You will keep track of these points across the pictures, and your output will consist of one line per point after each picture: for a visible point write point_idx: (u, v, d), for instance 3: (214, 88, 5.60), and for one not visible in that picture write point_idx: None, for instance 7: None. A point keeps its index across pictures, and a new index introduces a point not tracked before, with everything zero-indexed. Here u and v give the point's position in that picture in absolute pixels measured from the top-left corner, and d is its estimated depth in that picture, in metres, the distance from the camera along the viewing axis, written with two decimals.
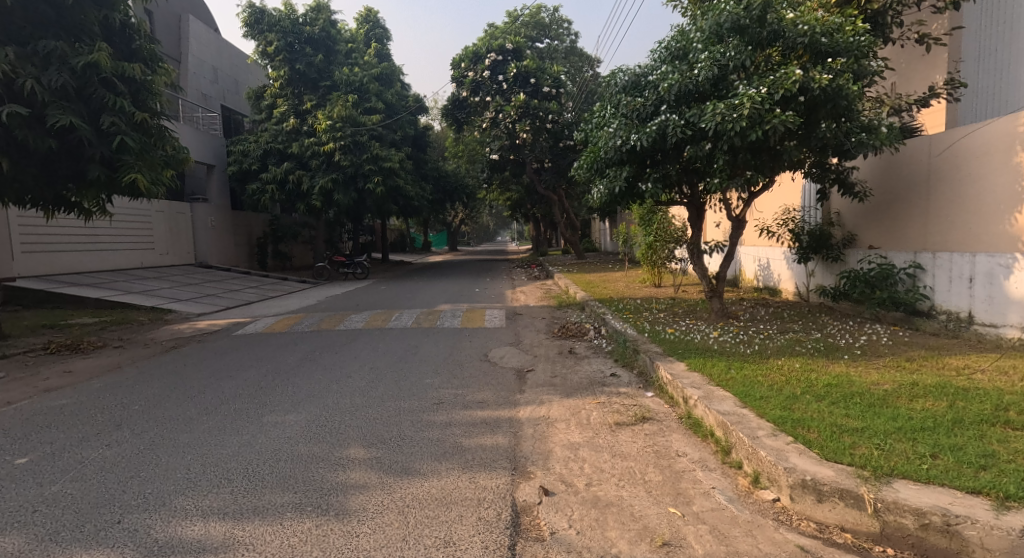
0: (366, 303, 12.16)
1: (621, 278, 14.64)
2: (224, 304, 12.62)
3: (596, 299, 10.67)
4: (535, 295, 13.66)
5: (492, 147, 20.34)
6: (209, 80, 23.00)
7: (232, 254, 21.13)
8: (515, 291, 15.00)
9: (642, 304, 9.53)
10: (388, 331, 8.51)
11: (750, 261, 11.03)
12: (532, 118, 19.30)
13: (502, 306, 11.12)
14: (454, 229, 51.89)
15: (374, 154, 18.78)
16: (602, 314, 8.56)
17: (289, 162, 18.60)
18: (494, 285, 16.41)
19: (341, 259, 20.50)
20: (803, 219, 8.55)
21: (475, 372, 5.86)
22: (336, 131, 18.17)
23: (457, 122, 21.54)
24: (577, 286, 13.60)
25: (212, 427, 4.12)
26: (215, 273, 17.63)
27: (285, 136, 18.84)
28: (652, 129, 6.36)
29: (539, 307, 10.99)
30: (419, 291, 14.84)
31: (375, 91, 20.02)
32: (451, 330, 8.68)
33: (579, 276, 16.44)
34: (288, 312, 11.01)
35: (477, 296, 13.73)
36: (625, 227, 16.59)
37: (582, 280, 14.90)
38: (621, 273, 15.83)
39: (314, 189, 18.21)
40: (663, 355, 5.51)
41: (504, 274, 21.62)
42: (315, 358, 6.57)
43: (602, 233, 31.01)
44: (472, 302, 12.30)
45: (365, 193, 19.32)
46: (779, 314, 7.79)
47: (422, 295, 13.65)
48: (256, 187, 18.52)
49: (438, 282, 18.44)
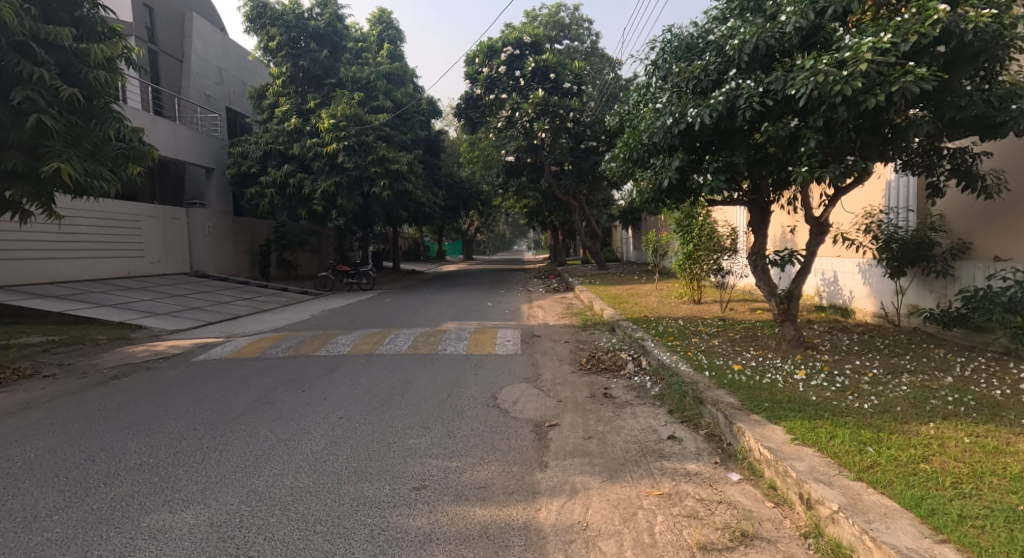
0: (363, 320, 10.67)
1: (654, 292, 13.02)
2: (206, 320, 11.22)
3: (628, 319, 9.08)
4: (556, 311, 12.07)
5: (509, 148, 18.91)
6: (213, 80, 21.84)
7: (232, 262, 19.84)
8: (533, 305, 13.43)
9: (688, 327, 7.92)
10: (378, 359, 6.97)
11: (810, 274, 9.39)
12: (552, 116, 17.82)
13: (518, 326, 9.56)
14: (469, 238, 50.60)
15: (381, 155, 17.40)
16: (640, 340, 6.98)
17: (290, 165, 17.34)
18: (510, 299, 14.90)
19: (347, 269, 19.15)
20: (893, 223, 6.92)
21: (478, 428, 4.30)
22: (340, 130, 16.87)
23: (471, 123, 19.97)
24: (604, 302, 12.02)
25: (48, 543, 2.56)
26: (209, 284, 16.37)
27: (287, 137, 17.59)
28: (718, 100, 4.82)
29: (561, 328, 9.41)
30: (426, 306, 13.43)
31: (384, 89, 18.71)
32: (454, 358, 7.14)
33: (603, 289, 14.89)
34: (272, 330, 9.54)
35: (490, 312, 12.19)
36: (655, 235, 14.98)
37: (608, 295, 13.34)
38: (650, 287, 14.21)
39: (317, 193, 16.92)
40: (742, 411, 3.91)
41: (521, 285, 20.13)
42: (275, 399, 5.06)
43: (624, 241, 29.36)
44: (484, 320, 10.74)
45: (372, 198, 17.99)
46: (871, 345, 6.13)
47: (428, 310, 12.14)
48: (255, 190, 17.24)
49: (449, 294, 17.02)
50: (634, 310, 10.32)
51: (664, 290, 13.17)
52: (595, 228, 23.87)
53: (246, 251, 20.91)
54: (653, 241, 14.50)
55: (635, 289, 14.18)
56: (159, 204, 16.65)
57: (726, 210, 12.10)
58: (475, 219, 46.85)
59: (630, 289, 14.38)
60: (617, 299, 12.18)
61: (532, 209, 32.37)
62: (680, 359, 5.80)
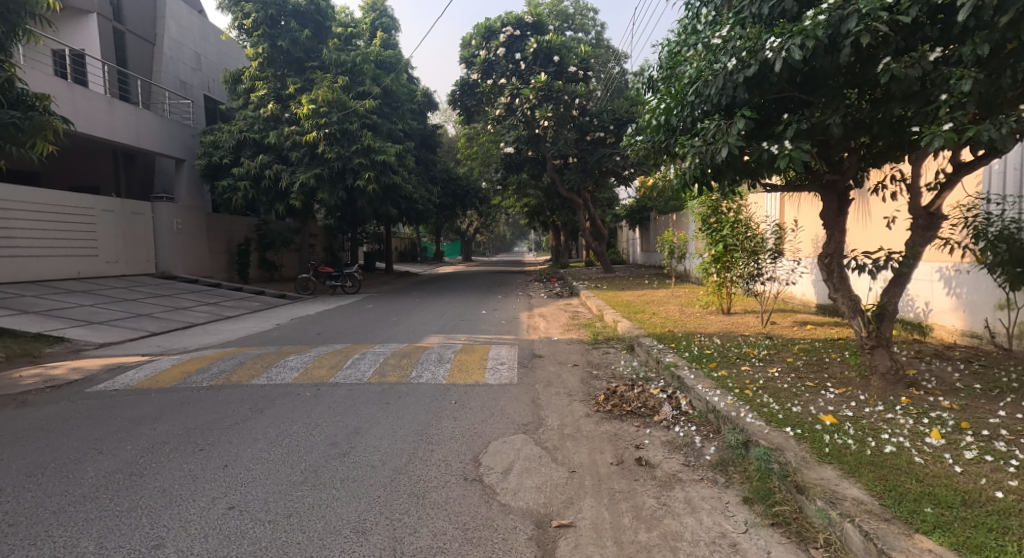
0: (333, 332, 9.06)
1: (673, 300, 11.47)
2: (150, 330, 9.63)
3: (650, 335, 7.47)
4: (561, 321, 10.46)
5: (508, 138, 17.29)
6: (189, 66, 20.26)
7: (206, 263, 18.27)
8: (533, 314, 11.80)
9: (728, 348, 6.30)
10: (332, 390, 5.33)
11: None
12: (556, 103, 16.24)
13: (515, 344, 7.95)
14: (468, 239, 49.14)
15: (366, 145, 15.81)
16: (674, 369, 5.33)
17: (266, 155, 15.76)
18: (508, 306, 13.28)
19: (330, 271, 17.52)
20: (1003, 214, 5.32)
21: (442, 535, 2.69)
22: (320, 117, 15.29)
23: (466, 110, 18.46)
24: (617, 310, 10.47)
25: None
26: (174, 287, 14.78)
27: (263, 124, 16.03)
28: (814, 22, 3.29)
29: (567, 346, 7.80)
30: (413, 313, 11.84)
31: (371, 74, 17.16)
32: (431, 388, 5.53)
33: (613, 295, 13.33)
34: (218, 345, 7.94)
35: (484, 321, 10.58)
36: (672, 235, 13.36)
37: (618, 302, 11.80)
38: (668, 294, 12.63)
39: (294, 186, 15.33)
40: (896, 531, 2.26)
41: (520, 289, 18.54)
42: (154, 465, 3.43)
43: (632, 243, 27.70)
44: (475, 333, 9.11)
45: (356, 192, 16.39)
46: (998, 382, 4.45)
47: (412, 320, 10.53)
48: (226, 183, 15.64)
49: (441, 299, 15.41)
50: (654, 322, 8.76)
51: (685, 297, 11.62)
52: (601, 228, 22.24)
53: (223, 251, 19.32)
54: (670, 241, 12.92)
55: (650, 296, 12.59)
56: (117, 198, 15.10)
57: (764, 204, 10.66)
58: (473, 218, 45.23)
59: (643, 295, 12.83)
60: (631, 308, 10.62)
61: (533, 208, 30.73)
62: (741, 403, 4.14)
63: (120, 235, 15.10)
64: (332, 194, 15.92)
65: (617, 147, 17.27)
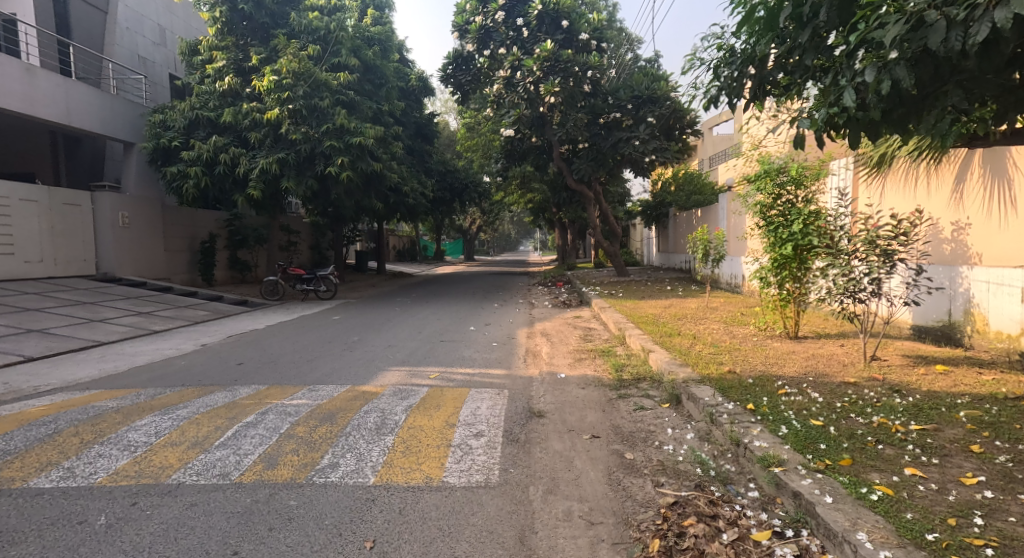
0: (261, 362, 6.71)
1: (717, 318, 9.18)
2: (24, 354, 7.29)
3: (702, 380, 5.05)
4: (569, 346, 8.07)
5: (507, 119, 14.79)
6: (151, 40, 17.98)
7: (161, 263, 16.03)
8: (534, 332, 9.41)
9: (842, 415, 3.90)
10: (156, 509, 2.91)
11: (1005, 296, 5.65)
12: (565, 75, 13.86)
13: (502, 390, 5.56)
14: (472, 237, 46.76)
15: (338, 125, 13.46)
16: (783, 478, 2.92)
17: (222, 137, 13.49)
18: (503, 318, 10.92)
19: (300, 273, 15.22)
20: None
21: None
22: (285, 91, 13.02)
23: (460, 89, 16.10)
24: (647, 329, 8.22)
25: None
26: (110, 292, 12.54)
27: (219, 100, 13.69)
28: None
29: (577, 395, 5.41)
30: (386, 329, 9.50)
31: (349, 44, 14.74)
32: (340, 495, 3.16)
33: (633, 308, 10.99)
34: (79, 384, 5.66)
35: (469, 343, 8.19)
36: (706, 232, 11.20)
37: (643, 318, 9.56)
38: (705, 310, 10.29)
39: (254, 173, 13.06)
40: None
41: (521, 295, 16.14)
42: None
43: (646, 243, 25.27)
44: (452, 365, 6.73)
45: (329, 180, 14.10)
46: None
47: (376, 342, 8.16)
48: (176, 169, 13.37)
49: (426, 308, 13.06)
50: (699, 350, 6.50)
51: (732, 315, 9.35)
52: (615, 226, 19.86)
53: (184, 250, 17.07)
54: (706, 240, 10.77)
55: (683, 311, 10.28)
56: (44, 188, 12.96)
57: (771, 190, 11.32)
58: (476, 215, 42.82)
59: (676, 309, 10.49)
60: (663, 327, 8.38)
61: (538, 204, 28.33)
62: None
63: (48, 230, 12.95)
64: (299, 183, 13.64)
65: (636, 130, 14.96)
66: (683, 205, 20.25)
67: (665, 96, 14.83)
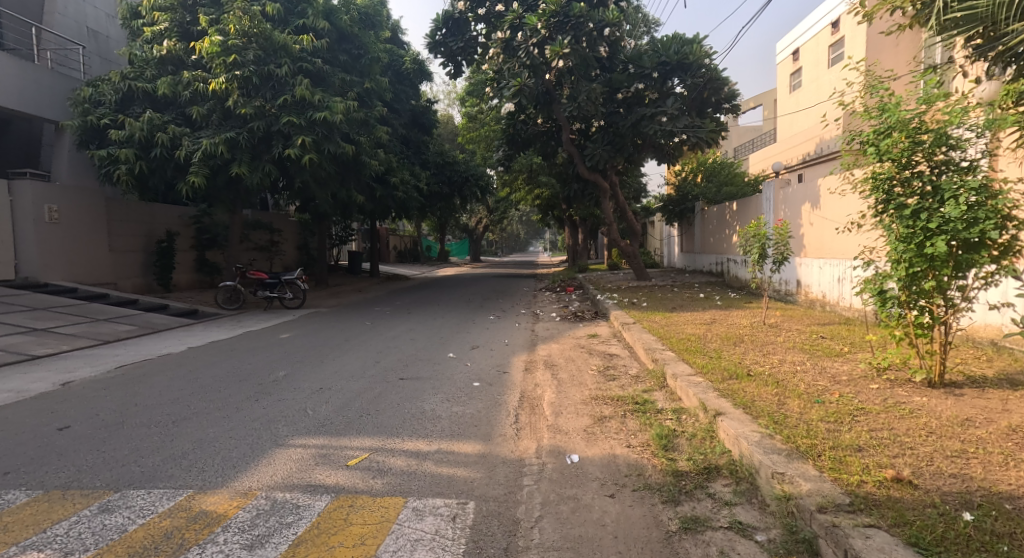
0: (99, 424, 4.26)
1: (787, 346, 6.57)
2: None
3: (860, 509, 2.53)
4: (585, 391, 5.54)
5: (506, 91, 12.39)
6: (105, 12, 15.56)
7: (104, 266, 13.71)
8: (536, 362, 6.90)
9: None
10: None
11: None
12: (576, 34, 11.58)
13: (467, 504, 3.05)
14: (478, 237, 44.42)
15: (299, 96, 11.07)
16: None
17: (159, 113, 11.10)
18: (497, 339, 8.44)
19: (261, 278, 12.80)
20: None
21: None
22: (232, 54, 10.60)
23: (452, 57, 13.67)
24: (693, 365, 5.66)
25: None
26: (16, 302, 10.18)
27: (157, 68, 11.22)
28: None
29: (601, 523, 2.87)
30: (337, 356, 7.04)
31: (319, 4, 12.45)
32: None
33: (665, 326, 8.49)
34: None
35: (439, 385, 5.70)
36: (763, 224, 8.60)
37: (681, 343, 6.97)
38: (762, 332, 7.69)
39: (196, 156, 10.65)
40: None
41: (524, 303, 13.71)
42: None
43: (666, 242, 22.81)
44: (398, 430, 4.24)
45: (291, 166, 11.71)
46: None
47: (307, 381, 5.69)
48: (104, 152, 11.00)
49: (405, 320, 10.65)
50: (798, 413, 3.95)
51: (804, 342, 6.77)
52: (634, 222, 17.33)
53: (136, 250, 14.74)
54: (763, 236, 8.23)
55: (734, 333, 7.67)
56: None
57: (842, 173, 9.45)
58: (481, 213, 40.51)
59: (725, 330, 7.95)
60: (716, 361, 5.81)
61: (545, 201, 25.94)
62: None
63: None
64: (253, 169, 11.24)
65: (661, 105, 12.59)
66: (712, 198, 18.17)
67: (699, 63, 12.34)
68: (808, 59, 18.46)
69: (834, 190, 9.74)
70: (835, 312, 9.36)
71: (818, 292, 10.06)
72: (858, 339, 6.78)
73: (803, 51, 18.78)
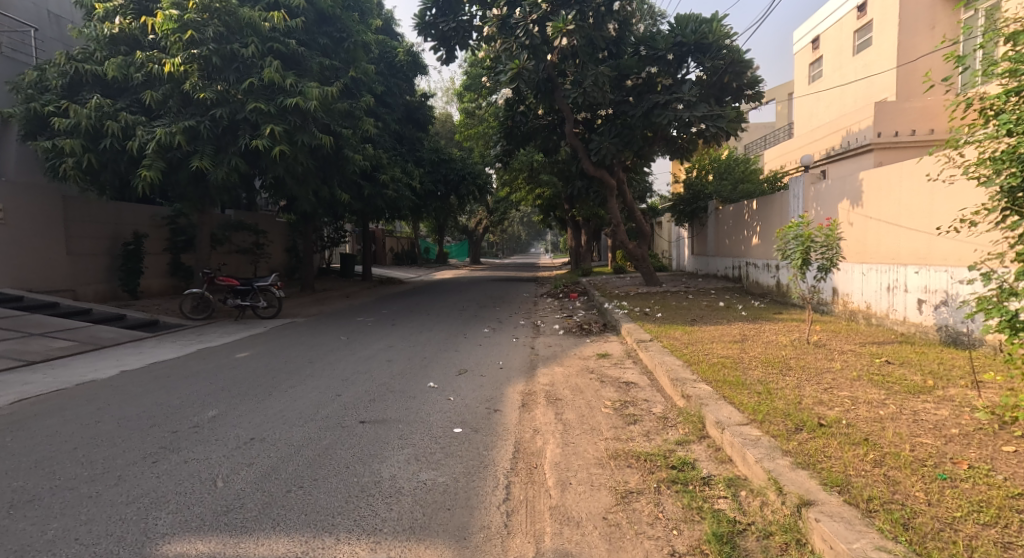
0: None
1: (850, 377, 5.23)
2: None
3: None
4: (601, 443, 4.22)
5: (503, 76, 11.14)
6: None
7: (60, 271, 12.39)
8: (536, 395, 5.59)
9: None
10: None
11: None
12: (581, 10, 10.45)
13: None
14: (477, 238, 43.21)
15: (268, 80, 9.80)
16: None
17: (110, 98, 9.78)
18: (490, 360, 7.15)
19: (231, 284, 11.49)
20: None
21: None
22: (188, 30, 9.27)
23: (444, 41, 12.43)
24: (742, 408, 4.33)
25: None
26: None
27: (108, 48, 9.91)
28: None
29: None
30: (292, 386, 5.72)
31: None
32: None
33: (688, 344, 7.19)
34: None
35: (408, 433, 4.39)
36: (804, 223, 7.32)
37: (715, 370, 5.63)
38: (809, 355, 6.34)
39: (150, 147, 9.34)
40: None
41: (524, 312, 12.40)
42: None
43: (675, 244, 21.54)
44: (332, 521, 2.94)
45: (262, 159, 10.42)
46: None
47: (237, 427, 4.37)
48: (47, 143, 9.68)
49: (388, 334, 9.36)
50: (928, 506, 2.63)
51: (869, 371, 5.42)
52: (643, 223, 16.00)
53: (99, 253, 13.44)
54: (807, 237, 6.92)
55: (776, 356, 6.32)
56: None
57: (892, 165, 8.18)
58: (481, 215, 39.31)
59: (761, 350, 6.67)
60: (770, 402, 4.47)
61: (546, 203, 24.56)
62: None
63: None
64: (216, 162, 9.93)
65: (676, 91, 11.35)
66: (727, 197, 16.82)
67: (719, 44, 11.08)
68: (830, 47, 17.12)
69: (882, 185, 8.46)
70: (886, 326, 8.09)
71: (860, 303, 8.81)
72: (938, 369, 5.41)
73: (825, 38, 17.43)
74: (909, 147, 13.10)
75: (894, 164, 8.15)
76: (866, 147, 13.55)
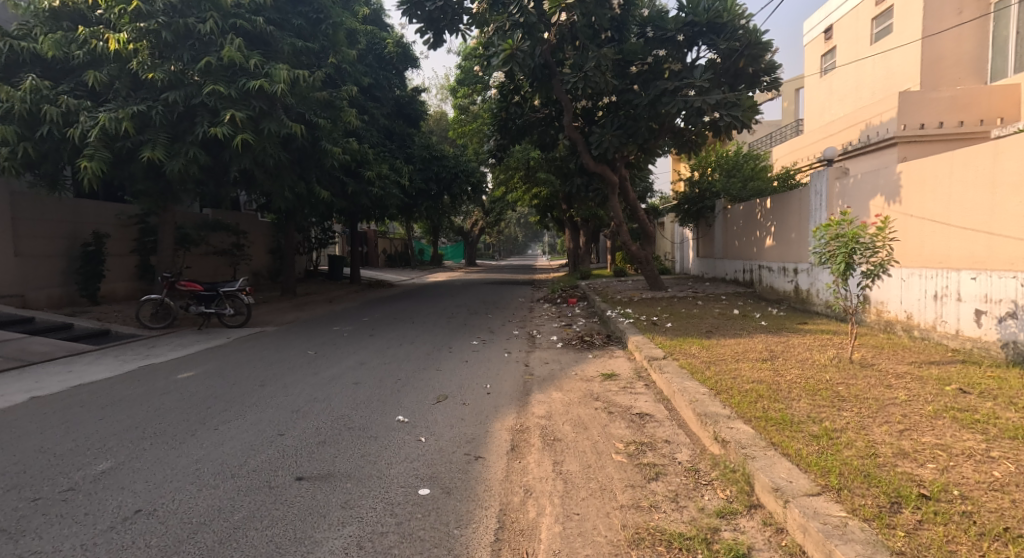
0: None
1: (925, 415, 4.13)
2: None
3: None
4: (615, 516, 3.12)
5: (496, 58, 10.05)
6: None
7: (8, 275, 11.25)
8: (530, 435, 4.48)
9: None
10: None
11: None
12: None
13: None
14: (473, 240, 42.16)
15: (229, 60, 8.69)
16: None
17: (50, 80, 8.66)
18: (476, 384, 6.04)
19: (193, 290, 10.37)
20: None
21: None
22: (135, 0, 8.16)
23: (431, 23, 11.36)
24: (803, 466, 3.22)
25: None
26: None
27: (48, 23, 8.79)
28: None
29: None
30: (226, 421, 4.61)
31: None
32: None
33: (708, 364, 6.07)
34: None
35: (356, 498, 3.29)
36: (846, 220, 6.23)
37: (750, 403, 4.53)
38: (859, 380, 5.23)
39: (92, 135, 8.23)
40: None
41: (518, 320, 11.30)
42: None
43: (679, 245, 20.47)
44: None
45: (224, 150, 9.31)
46: None
47: (127, 489, 3.25)
48: None
49: (364, 347, 8.23)
50: None
51: (944, 405, 4.32)
52: (647, 223, 14.91)
53: (54, 254, 12.29)
54: (852, 236, 5.83)
55: (819, 382, 5.22)
56: None
57: (941, 155, 7.15)
58: (477, 215, 38.24)
59: (798, 373, 5.57)
60: (836, 455, 3.37)
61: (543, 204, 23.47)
62: None
63: None
64: (171, 153, 8.80)
65: (687, 77, 10.29)
66: (736, 195, 15.73)
67: (734, 23, 10.06)
68: (845, 36, 16.05)
69: (927, 178, 7.42)
70: (934, 340, 7.01)
71: (899, 312, 7.74)
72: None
73: (839, 27, 16.37)
74: (936, 140, 12.04)
75: (944, 155, 7.12)
76: (890, 141, 12.48)
